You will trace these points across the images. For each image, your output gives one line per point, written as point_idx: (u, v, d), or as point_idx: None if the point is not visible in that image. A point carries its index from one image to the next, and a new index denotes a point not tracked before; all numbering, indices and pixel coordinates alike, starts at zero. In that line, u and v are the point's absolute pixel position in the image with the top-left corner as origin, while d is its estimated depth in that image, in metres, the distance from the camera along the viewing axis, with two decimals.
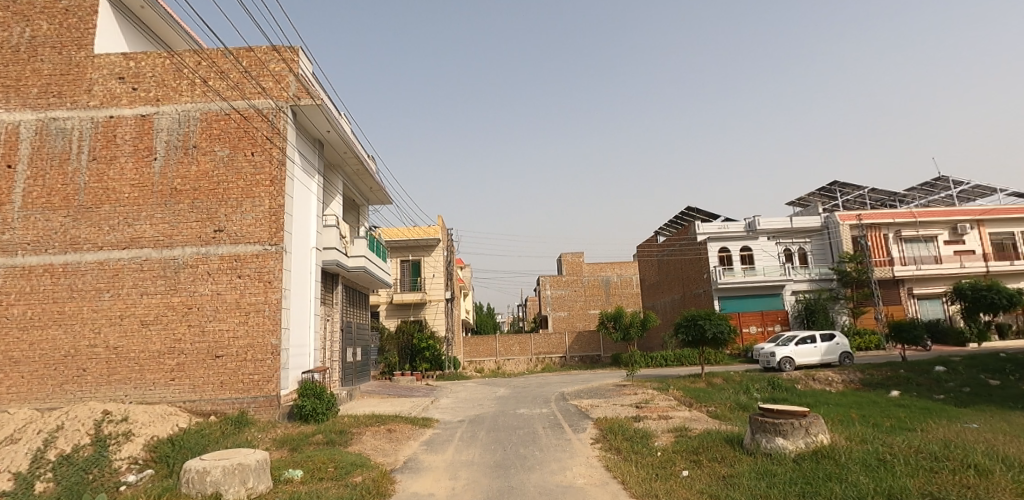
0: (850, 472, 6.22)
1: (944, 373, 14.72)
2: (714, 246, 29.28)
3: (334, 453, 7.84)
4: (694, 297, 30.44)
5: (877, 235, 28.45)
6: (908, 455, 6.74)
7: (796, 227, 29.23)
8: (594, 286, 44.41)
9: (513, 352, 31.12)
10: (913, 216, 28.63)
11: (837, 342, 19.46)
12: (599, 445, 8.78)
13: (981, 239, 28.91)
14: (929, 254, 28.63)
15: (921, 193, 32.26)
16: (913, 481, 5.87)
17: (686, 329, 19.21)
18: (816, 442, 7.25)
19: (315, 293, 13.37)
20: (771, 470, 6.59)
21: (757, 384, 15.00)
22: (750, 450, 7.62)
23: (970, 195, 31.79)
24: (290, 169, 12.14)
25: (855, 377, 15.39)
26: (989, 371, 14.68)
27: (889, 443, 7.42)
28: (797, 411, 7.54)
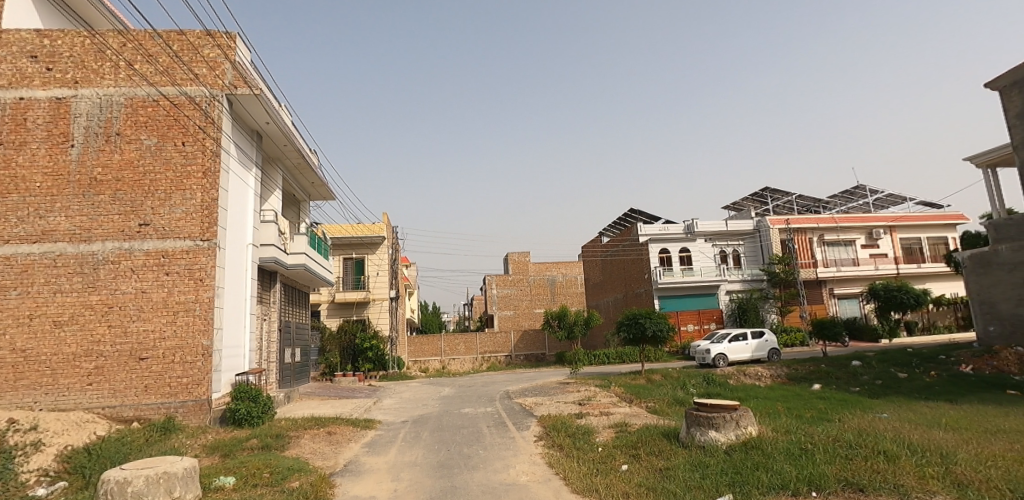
0: (775, 461, 6.57)
1: (860, 368, 15.83)
2: (655, 247, 30.16)
3: (270, 458, 7.53)
4: (636, 296, 31.32)
5: (803, 238, 30.23)
6: (826, 443, 7.20)
7: (730, 230, 30.63)
8: (539, 285, 44.85)
9: (458, 351, 30.91)
10: (835, 221, 30.64)
11: (766, 339, 20.57)
12: (542, 443, 8.85)
13: (892, 243, 31.35)
14: (848, 256, 30.71)
15: (842, 200, 34.51)
16: (831, 467, 6.28)
17: (628, 328, 19.71)
18: (745, 434, 7.62)
19: (251, 292, 12.81)
20: (704, 462, 6.87)
21: (693, 380, 15.59)
22: (686, 443, 7.93)
23: (884, 203, 34.36)
24: (226, 161, 11.58)
25: (782, 372, 16.32)
26: (898, 365, 15.88)
27: (810, 433, 7.91)
28: (729, 405, 7.89)
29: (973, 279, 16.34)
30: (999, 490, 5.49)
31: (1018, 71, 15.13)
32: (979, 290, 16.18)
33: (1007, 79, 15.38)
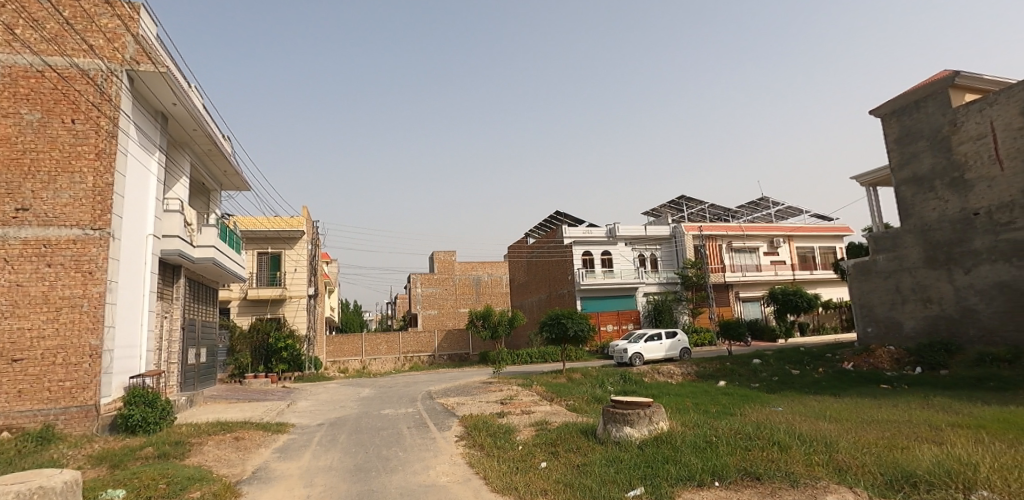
0: (683, 454, 6.92)
1: (760, 365, 17.07)
2: (578, 249, 30.92)
3: (167, 467, 6.94)
4: (559, 297, 31.95)
5: (713, 245, 32.18)
6: (728, 436, 7.67)
7: (649, 235, 31.99)
8: (464, 285, 44.69)
9: (379, 351, 30.10)
10: (742, 230, 32.85)
11: (678, 339, 21.66)
12: (462, 443, 8.79)
13: (790, 251, 34.11)
14: (752, 262, 33.07)
15: (748, 210, 37.07)
16: (732, 458, 6.70)
17: (551, 328, 20.07)
18: (657, 429, 7.98)
19: (150, 287, 11.78)
20: (619, 457, 7.10)
21: (611, 379, 16.12)
22: (602, 439, 8.18)
23: (784, 214, 37.30)
24: (124, 143, 10.58)
25: (691, 370, 17.27)
26: (792, 362, 17.29)
27: (715, 427, 8.39)
28: (642, 402, 8.22)
29: (856, 285, 18.05)
30: (872, 474, 6.10)
31: (896, 101, 16.90)
32: (860, 295, 17.90)
33: (887, 108, 17.11)
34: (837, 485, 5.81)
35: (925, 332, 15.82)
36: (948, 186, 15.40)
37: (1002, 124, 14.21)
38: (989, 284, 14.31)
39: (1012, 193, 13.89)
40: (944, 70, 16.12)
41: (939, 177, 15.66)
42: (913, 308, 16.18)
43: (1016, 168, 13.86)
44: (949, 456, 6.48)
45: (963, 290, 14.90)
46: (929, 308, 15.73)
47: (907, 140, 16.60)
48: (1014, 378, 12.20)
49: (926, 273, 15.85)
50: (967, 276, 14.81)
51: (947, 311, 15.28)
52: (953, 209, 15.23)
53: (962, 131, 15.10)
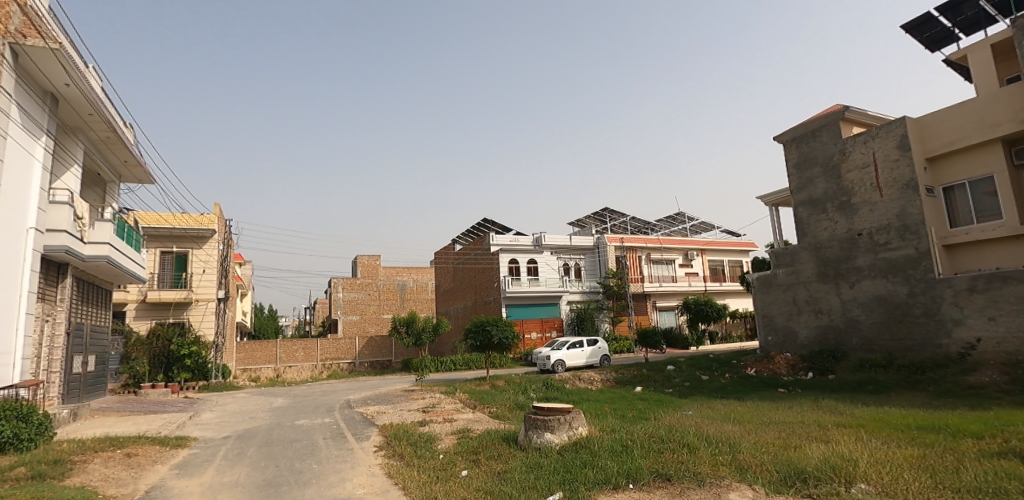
0: (600, 459, 7.12)
1: (673, 372, 17.95)
2: (505, 256, 31.13)
3: (43, 489, 6.23)
4: (485, 304, 31.99)
5: (634, 256, 33.50)
6: (643, 440, 7.99)
7: (574, 245, 32.80)
8: (389, 290, 43.60)
9: (295, 358, 28.71)
10: (660, 242, 34.48)
11: (598, 346, 22.33)
12: (381, 454, 8.55)
13: (702, 264, 36.21)
14: (668, 273, 34.77)
15: (666, 224, 39.00)
16: (645, 461, 6.97)
17: (475, 335, 20.05)
18: (576, 434, 8.16)
19: (29, 286, 10.59)
20: (539, 463, 7.19)
21: (534, 386, 16.33)
22: (523, 445, 8.26)
23: (699, 228, 39.56)
24: (3, 124, 9.48)
25: (610, 377, 17.87)
26: (702, 368, 18.33)
27: (630, 431, 8.71)
28: (563, 408, 8.39)
29: (758, 296, 19.41)
30: (768, 471, 6.58)
31: (796, 129, 18.37)
32: (762, 306, 19.28)
33: (788, 135, 18.58)
34: (738, 483, 6.21)
35: (816, 340, 17.30)
36: (838, 208, 16.96)
37: (882, 155, 15.89)
38: (870, 297, 15.90)
39: (890, 217, 15.54)
40: (836, 104, 17.79)
41: (831, 200, 17.21)
42: (807, 319, 17.64)
43: (893, 195, 15.53)
44: (834, 453, 7.10)
45: (849, 302, 16.45)
46: (821, 318, 17.22)
47: (804, 165, 18.11)
48: (889, 382, 13.62)
49: (818, 287, 17.34)
50: (852, 290, 16.37)
51: (835, 321, 16.80)
52: (841, 229, 16.79)
53: (850, 159, 16.71)
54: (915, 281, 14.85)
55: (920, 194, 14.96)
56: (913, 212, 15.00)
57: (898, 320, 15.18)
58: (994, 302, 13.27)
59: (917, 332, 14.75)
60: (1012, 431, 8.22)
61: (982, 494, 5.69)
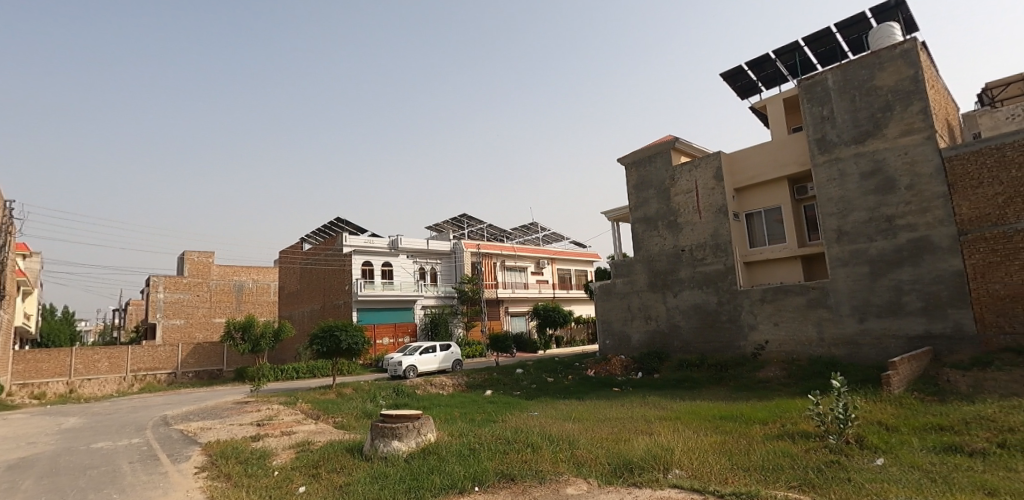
0: (447, 464, 7.13)
1: (521, 375, 18.68)
2: (358, 259, 29.82)
3: None
4: (334, 307, 30.39)
5: (489, 262, 34.28)
6: (490, 442, 8.18)
7: (430, 249, 32.59)
8: (222, 291, 39.35)
9: (97, 369, 24.51)
10: (514, 250, 35.75)
11: (451, 351, 22.41)
12: (203, 475, 7.64)
13: (552, 272, 38.32)
14: (521, 280, 36.17)
15: (521, 233, 40.62)
16: (491, 463, 7.15)
17: (321, 341, 18.90)
18: (424, 441, 8.11)
19: None
20: (384, 473, 7.00)
21: (383, 393, 15.87)
22: (368, 456, 7.97)
23: (550, 239, 41.87)
24: None
25: (462, 381, 18.05)
26: (548, 371, 19.34)
27: (477, 435, 8.86)
28: (412, 414, 8.27)
29: (599, 303, 21.01)
30: (601, 464, 7.14)
31: (636, 153, 20.27)
32: (602, 312, 20.91)
33: (629, 158, 20.48)
34: (576, 478, 6.65)
35: (645, 343, 19.24)
36: (666, 226, 19.06)
37: (702, 183, 18.24)
38: (689, 305, 18.11)
39: (706, 237, 17.88)
40: (667, 135, 20.04)
41: (661, 219, 19.29)
42: (639, 324, 19.53)
43: (709, 217, 17.91)
44: (656, 444, 7.93)
45: (672, 309, 18.56)
46: (649, 324, 19.19)
47: (640, 186, 20.07)
48: (701, 379, 15.62)
49: (648, 296, 19.31)
50: (675, 299, 18.49)
51: (661, 326, 18.84)
52: (668, 245, 18.90)
53: (678, 184, 18.92)
54: (723, 292, 17.26)
55: (729, 218, 17.45)
56: (723, 233, 17.46)
57: (710, 325, 17.50)
58: (778, 311, 15.96)
59: (723, 335, 17.14)
60: (787, 416, 9.92)
61: (763, 469, 6.80)
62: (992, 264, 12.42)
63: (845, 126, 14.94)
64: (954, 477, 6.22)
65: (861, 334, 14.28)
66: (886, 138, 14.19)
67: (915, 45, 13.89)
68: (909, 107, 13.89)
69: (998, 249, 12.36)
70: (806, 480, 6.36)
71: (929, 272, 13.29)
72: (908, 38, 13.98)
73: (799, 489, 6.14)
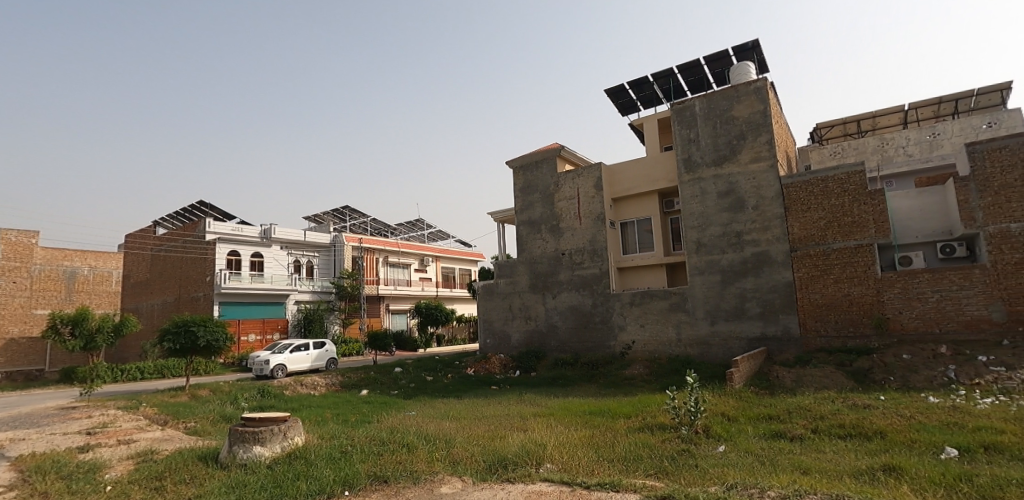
0: (315, 468, 6.76)
1: (400, 374, 18.30)
2: (223, 248, 27.23)
3: None
4: (191, 300, 27.53)
5: (372, 258, 33.19)
6: (363, 444, 7.90)
7: (307, 241, 30.75)
8: (47, 278, 32.82)
9: None
10: (398, 246, 34.97)
11: (326, 349, 21.34)
12: (10, 496, 6.49)
13: (436, 270, 38.05)
14: (404, 277, 35.43)
15: (406, 229, 39.90)
16: (363, 465, 6.91)
17: (174, 337, 16.98)
18: (291, 445, 7.61)
19: None
20: (243, 481, 6.47)
21: (246, 394, 14.64)
22: (225, 463, 7.32)
23: (436, 236, 41.55)
24: None
25: (336, 381, 17.28)
26: (427, 370, 19.14)
27: (350, 436, 8.51)
28: (278, 417, 7.75)
29: (481, 302, 21.22)
30: (477, 462, 7.21)
31: (524, 158, 20.77)
32: (484, 311, 21.15)
33: (517, 161, 20.94)
34: (450, 476, 6.65)
35: (524, 342, 19.80)
36: (549, 230, 19.78)
37: (584, 191, 19.18)
38: (566, 306, 18.95)
39: (584, 242, 18.84)
40: (554, 142, 20.78)
41: (544, 223, 19.97)
42: (519, 323, 20.05)
43: (588, 224, 18.88)
44: (529, 440, 8.17)
45: (551, 310, 19.31)
46: (529, 323, 19.78)
47: (526, 190, 20.61)
48: (574, 376, 16.41)
49: (529, 296, 19.89)
50: (554, 300, 19.25)
51: (539, 326, 19.50)
52: (550, 248, 19.63)
53: (561, 191, 19.73)
54: (597, 294, 18.30)
55: (606, 226, 18.53)
56: (600, 239, 18.51)
57: (584, 326, 18.45)
58: (644, 313, 17.25)
59: (595, 335, 18.17)
60: (648, 410, 10.76)
61: (625, 460, 7.30)
62: (815, 277, 14.49)
63: (707, 149, 16.57)
64: (779, 460, 7.14)
65: (711, 335, 15.91)
66: (740, 163, 15.97)
67: (766, 84, 15.80)
68: (759, 137, 15.77)
69: (820, 264, 14.46)
70: (661, 468, 6.94)
71: (767, 281, 15.17)
72: (761, 77, 15.87)
73: (655, 476, 6.68)
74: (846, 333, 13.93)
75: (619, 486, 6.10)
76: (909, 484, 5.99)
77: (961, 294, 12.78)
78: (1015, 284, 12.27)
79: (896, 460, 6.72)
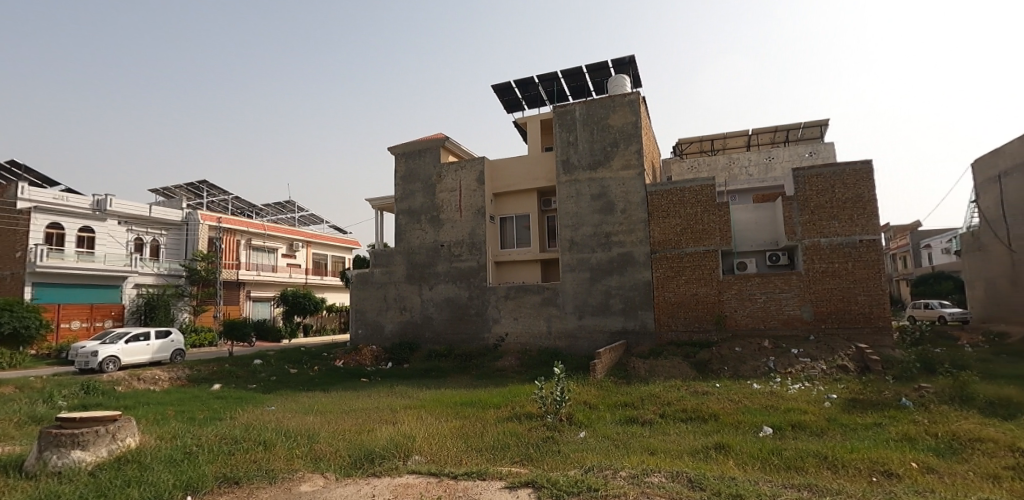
0: (152, 473, 6.06)
1: (259, 366, 17.00)
2: (41, 219, 23.27)
3: None
4: None
5: (232, 239, 30.42)
6: (211, 443, 7.23)
7: (153, 217, 27.35)
8: None
9: None
10: (264, 228, 32.41)
11: (172, 339, 19.20)
12: None
13: (306, 256, 35.88)
14: (269, 262, 32.94)
15: (274, 210, 37.17)
16: (211, 467, 6.33)
17: None
18: (121, 448, 6.76)
19: None
20: (57, 492, 5.60)
21: (66, 390, 12.67)
22: (33, 472, 6.29)
23: (307, 220, 39.19)
24: None
25: (182, 375, 15.61)
26: (291, 362, 18.01)
27: (196, 436, 7.74)
28: (106, 417, 6.83)
29: (354, 292, 20.40)
30: (341, 457, 6.95)
31: (407, 145, 20.26)
32: (356, 301, 20.36)
33: (399, 148, 20.36)
34: (311, 473, 6.33)
35: (398, 334, 19.43)
36: (429, 221, 19.57)
37: (466, 184, 19.23)
38: (442, 298, 18.91)
39: (463, 235, 18.92)
40: (439, 132, 20.54)
41: (424, 213, 19.71)
42: (393, 314, 19.62)
43: (468, 217, 18.98)
44: (398, 433, 8.04)
45: (427, 301, 19.15)
46: (404, 314, 19.44)
47: (408, 179, 20.16)
48: (447, 368, 16.45)
49: (405, 287, 19.53)
50: (431, 291, 19.11)
51: (414, 317, 19.25)
52: (429, 239, 19.43)
53: (443, 182, 19.59)
54: (474, 287, 18.49)
55: (486, 220, 18.76)
56: (479, 233, 18.70)
57: (459, 318, 18.56)
58: (518, 307, 17.77)
59: (470, 327, 18.36)
60: (517, 400, 11.11)
61: (492, 449, 7.48)
62: (670, 277, 15.95)
63: (584, 153, 17.45)
64: (631, 443, 7.77)
65: (578, 329, 16.85)
66: (612, 168, 17.05)
67: (638, 98, 17.03)
68: (630, 147, 16.95)
69: (674, 266, 15.93)
70: (526, 456, 7.21)
71: (630, 280, 16.39)
72: (634, 91, 17.06)
73: (520, 463, 6.93)
74: (693, 328, 15.52)
75: (485, 474, 6.23)
76: (735, 460, 6.85)
77: (782, 296, 14.86)
78: (821, 289, 14.56)
79: (726, 439, 7.65)
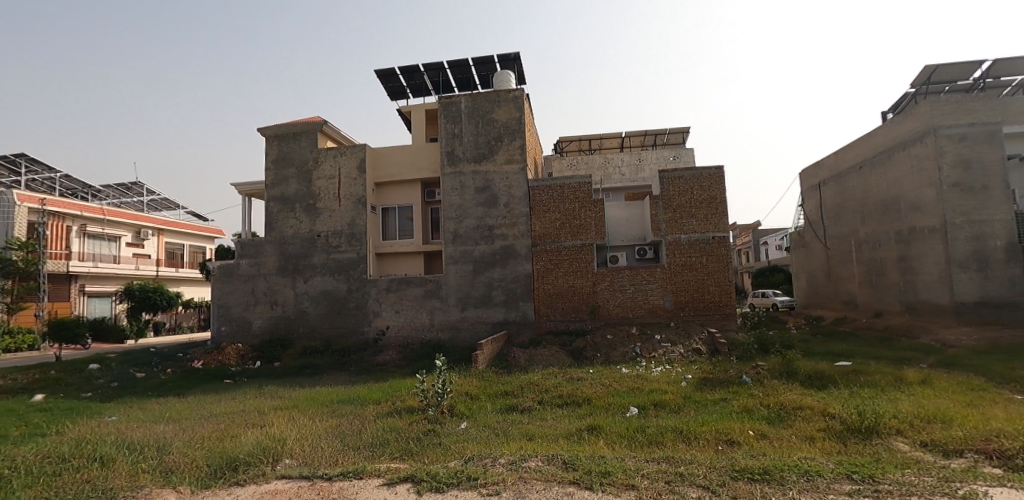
0: None
1: (96, 371, 14.88)
2: None
3: None
4: None
5: (61, 225, 26.22)
6: (29, 465, 6.17)
7: None
8: None
9: None
10: (103, 212, 28.27)
11: None
12: None
13: (157, 246, 32.00)
14: (110, 252, 28.89)
15: (115, 192, 32.72)
16: (29, 493, 5.41)
17: None
18: None
19: None
20: None
21: None
22: None
23: (159, 206, 34.98)
24: None
25: None
26: (138, 365, 15.99)
27: (8, 457, 6.56)
28: None
29: (216, 285, 18.62)
30: (198, 468, 6.31)
31: (279, 127, 18.78)
32: (219, 295, 18.60)
33: (271, 130, 18.83)
34: (161, 489, 5.68)
35: (267, 330, 18.09)
36: (304, 209, 18.40)
37: (345, 172, 18.34)
38: (318, 291, 17.93)
39: (342, 225, 18.06)
40: (316, 115, 19.32)
41: (299, 201, 18.49)
42: (262, 309, 18.22)
43: (347, 206, 18.14)
44: (265, 437, 7.48)
45: (300, 295, 18.03)
46: (274, 309, 18.14)
47: (280, 163, 18.74)
48: (323, 364, 15.65)
49: (276, 280, 18.22)
50: (305, 284, 18.03)
51: (286, 312, 18.05)
52: (304, 229, 18.29)
53: (320, 169, 18.51)
54: (353, 280, 17.75)
55: (366, 210, 18.07)
56: (359, 223, 17.97)
57: (337, 312, 17.74)
58: (400, 300, 17.38)
59: (348, 321, 17.63)
60: (397, 395, 10.89)
61: (370, 446, 7.25)
62: (549, 270, 16.56)
63: (469, 146, 17.46)
64: (509, 430, 7.97)
65: (461, 320, 16.90)
66: (496, 162, 17.25)
67: (522, 95, 17.40)
68: (513, 142, 17.27)
69: (553, 259, 16.57)
70: (406, 450, 7.09)
71: (511, 272, 16.77)
72: (518, 87, 17.39)
73: (399, 459, 6.80)
74: (569, 318, 16.29)
75: (362, 473, 6.01)
76: (605, 439, 7.31)
77: (647, 287, 16.11)
78: (680, 281, 15.99)
79: (597, 421, 8.14)
